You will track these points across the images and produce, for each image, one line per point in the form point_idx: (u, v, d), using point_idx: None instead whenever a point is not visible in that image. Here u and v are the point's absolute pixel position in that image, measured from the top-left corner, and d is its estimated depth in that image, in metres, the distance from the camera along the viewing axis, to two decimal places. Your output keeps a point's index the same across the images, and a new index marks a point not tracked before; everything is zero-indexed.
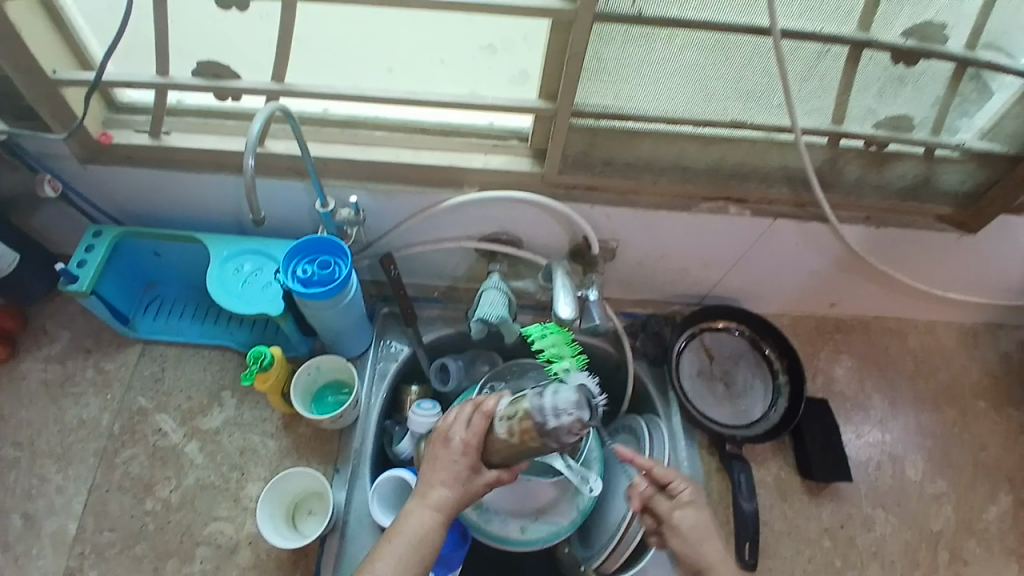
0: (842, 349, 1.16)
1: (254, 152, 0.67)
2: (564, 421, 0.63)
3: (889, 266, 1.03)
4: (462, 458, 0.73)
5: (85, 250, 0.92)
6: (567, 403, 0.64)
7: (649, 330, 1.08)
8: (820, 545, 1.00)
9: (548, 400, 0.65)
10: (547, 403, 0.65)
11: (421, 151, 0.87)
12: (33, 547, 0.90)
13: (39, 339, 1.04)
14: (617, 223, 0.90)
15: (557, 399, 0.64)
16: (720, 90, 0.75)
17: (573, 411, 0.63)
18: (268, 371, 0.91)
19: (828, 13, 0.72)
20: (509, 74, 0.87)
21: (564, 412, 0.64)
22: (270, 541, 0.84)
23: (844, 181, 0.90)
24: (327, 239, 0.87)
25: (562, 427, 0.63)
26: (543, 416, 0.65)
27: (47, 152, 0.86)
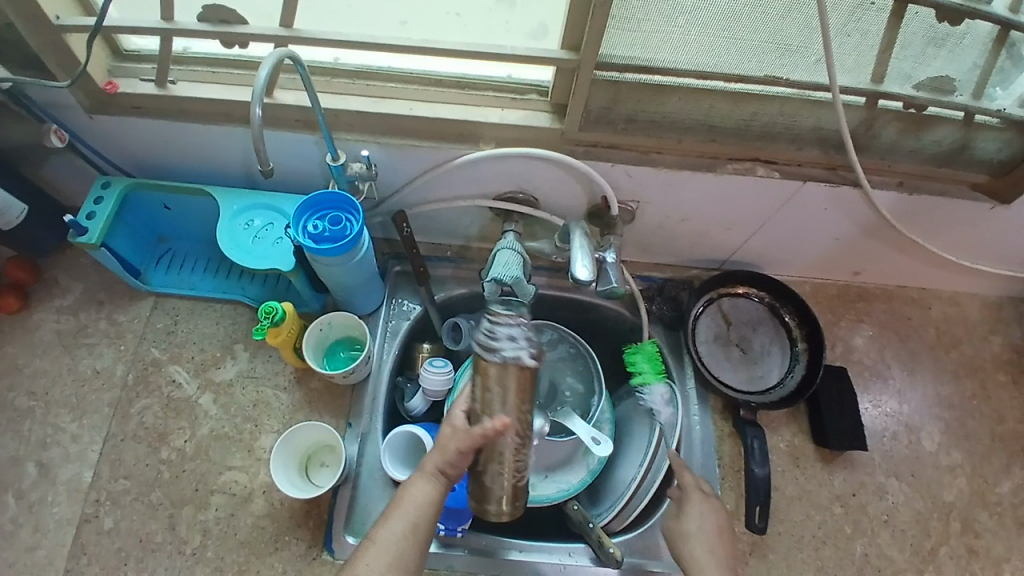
0: (863, 318, 1.14)
1: (261, 102, 0.65)
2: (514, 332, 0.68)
3: (918, 234, 1.00)
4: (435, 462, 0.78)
5: (94, 203, 0.90)
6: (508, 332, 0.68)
7: (666, 294, 1.06)
8: (831, 511, 0.99)
9: (500, 349, 0.67)
10: (506, 353, 0.67)
11: (434, 105, 0.84)
12: (48, 495, 0.92)
13: (50, 291, 1.04)
14: (639, 182, 0.87)
15: (507, 334, 0.68)
16: (754, 42, 0.71)
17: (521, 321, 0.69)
18: (279, 326, 0.89)
19: None
20: (528, 28, 0.82)
21: (519, 337, 0.68)
22: (281, 487, 0.85)
23: (878, 145, 0.86)
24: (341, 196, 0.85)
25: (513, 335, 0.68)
26: (511, 362, 0.67)
27: (54, 103, 0.85)
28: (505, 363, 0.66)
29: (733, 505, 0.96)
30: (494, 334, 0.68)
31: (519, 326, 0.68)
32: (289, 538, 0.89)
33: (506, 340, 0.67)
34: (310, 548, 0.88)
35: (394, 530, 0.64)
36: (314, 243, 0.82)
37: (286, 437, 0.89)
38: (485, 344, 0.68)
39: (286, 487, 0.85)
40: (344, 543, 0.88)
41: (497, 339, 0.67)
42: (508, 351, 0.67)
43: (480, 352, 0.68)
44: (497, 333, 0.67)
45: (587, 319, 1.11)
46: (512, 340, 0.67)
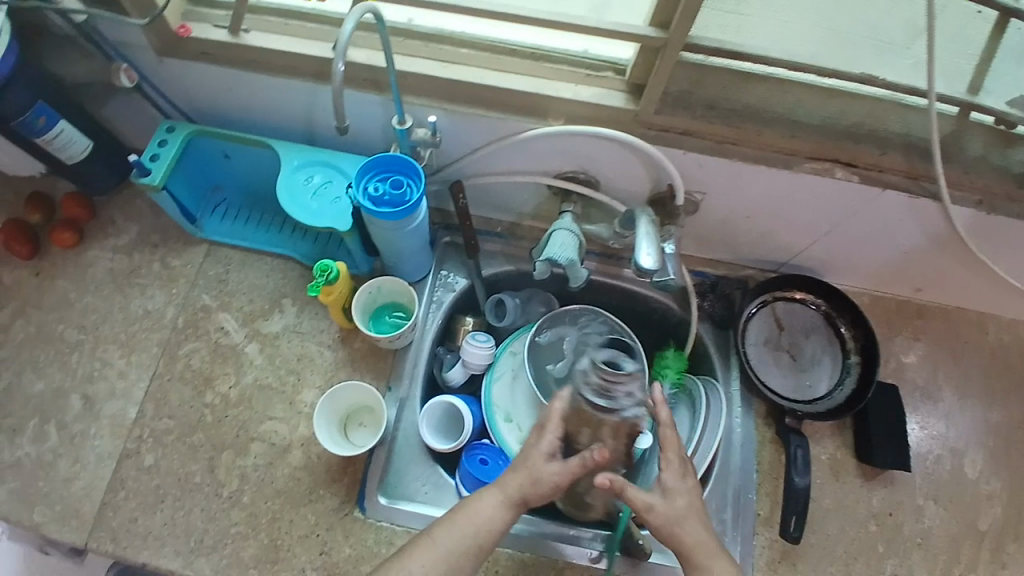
0: (919, 335, 1.10)
1: (344, 58, 0.64)
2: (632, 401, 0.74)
3: (989, 254, 0.95)
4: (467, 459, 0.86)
5: (159, 145, 0.91)
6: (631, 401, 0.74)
7: (719, 292, 1.04)
8: (865, 528, 0.97)
9: (622, 410, 0.74)
10: (626, 414, 0.74)
11: (506, 74, 0.81)
12: (92, 428, 0.94)
13: (107, 229, 1.05)
14: (709, 172, 0.84)
15: (626, 394, 0.73)
16: (853, 34, 0.68)
17: (636, 378, 0.74)
18: (333, 285, 0.89)
19: None
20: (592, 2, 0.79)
21: (636, 393, 0.74)
22: (319, 435, 0.86)
23: (965, 156, 0.81)
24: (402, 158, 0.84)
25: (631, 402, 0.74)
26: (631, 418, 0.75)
27: (124, 41, 0.84)
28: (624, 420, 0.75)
29: (767, 512, 0.94)
30: (612, 394, 0.73)
31: (634, 383, 0.74)
32: (324, 492, 0.90)
33: (625, 400, 0.73)
34: (344, 504, 0.89)
35: (445, 537, 0.69)
36: (375, 206, 0.82)
37: (335, 392, 0.91)
38: (606, 407, 0.73)
39: (322, 436, 0.86)
40: (376, 503, 0.88)
41: (618, 403, 0.73)
42: (628, 411, 0.74)
43: (598, 410, 0.74)
44: (618, 398, 0.73)
45: (633, 309, 1.09)
46: (631, 403, 0.73)
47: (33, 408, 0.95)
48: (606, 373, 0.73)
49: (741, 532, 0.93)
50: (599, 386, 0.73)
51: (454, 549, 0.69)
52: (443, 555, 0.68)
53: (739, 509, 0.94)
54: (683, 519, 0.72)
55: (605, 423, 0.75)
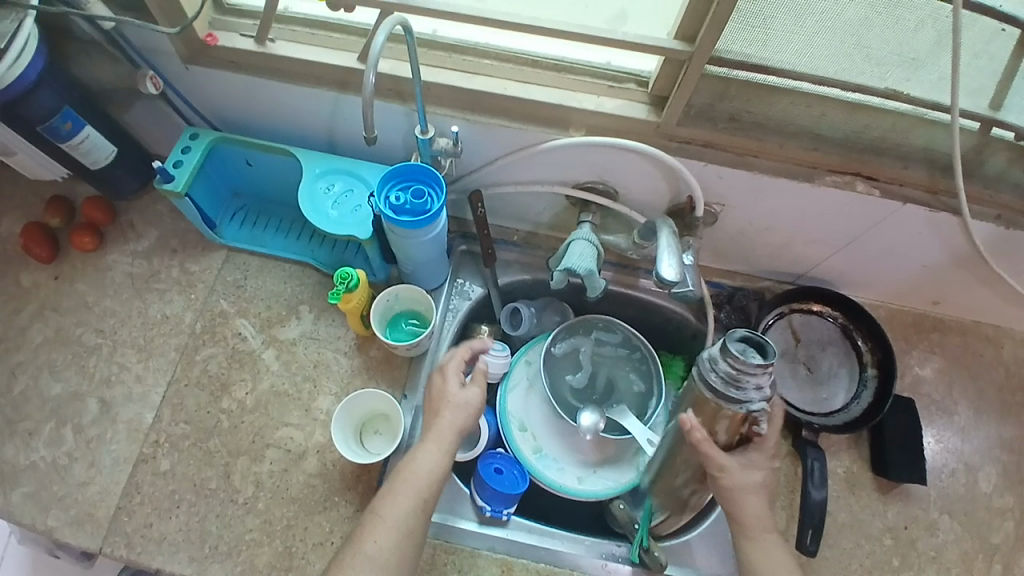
0: (935, 349, 1.09)
1: (375, 69, 0.65)
2: (758, 383, 0.63)
3: (1006, 269, 0.95)
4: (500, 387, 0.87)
5: (182, 152, 0.92)
6: (756, 384, 0.63)
7: (735, 303, 1.04)
8: (880, 542, 0.96)
9: (748, 403, 0.64)
10: (752, 406, 0.64)
11: (529, 85, 0.82)
12: (108, 432, 0.94)
13: (126, 234, 1.06)
14: (728, 184, 0.85)
15: (755, 386, 0.64)
16: (880, 51, 0.68)
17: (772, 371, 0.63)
18: (352, 293, 0.90)
19: None
20: (608, 13, 0.82)
21: (765, 386, 0.64)
22: (334, 439, 0.87)
23: (985, 172, 0.81)
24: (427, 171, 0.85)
25: (756, 387, 0.64)
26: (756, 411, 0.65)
27: (151, 48, 0.85)
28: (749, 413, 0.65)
29: (783, 525, 0.94)
30: (740, 385, 0.63)
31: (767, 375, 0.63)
32: (339, 500, 0.90)
33: (753, 393, 0.64)
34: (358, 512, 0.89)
35: (397, 510, 0.69)
36: (393, 212, 0.82)
37: (354, 399, 0.91)
38: (730, 396, 0.64)
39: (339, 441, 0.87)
40: None
41: (745, 396, 0.63)
42: (755, 404, 0.64)
43: (724, 399, 0.65)
44: (746, 388, 0.63)
45: (649, 319, 1.09)
46: (760, 399, 0.63)
47: (48, 412, 0.96)
48: (739, 363, 0.62)
49: None
50: (727, 375, 0.64)
51: (406, 525, 0.68)
52: (394, 531, 0.68)
53: None
54: (752, 493, 0.71)
55: (727, 412, 0.67)
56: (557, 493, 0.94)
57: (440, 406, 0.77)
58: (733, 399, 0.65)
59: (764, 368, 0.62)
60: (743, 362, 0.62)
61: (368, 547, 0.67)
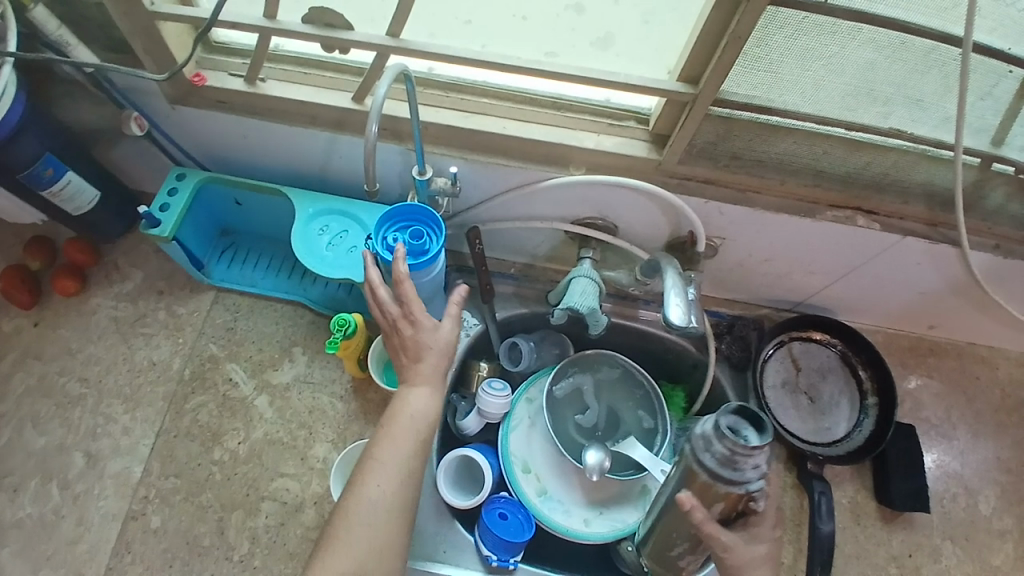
0: (932, 374, 1.09)
1: (378, 116, 0.64)
2: (755, 462, 0.60)
3: (1003, 295, 0.95)
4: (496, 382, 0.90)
5: (168, 194, 0.88)
6: (753, 463, 0.60)
7: (735, 333, 1.03)
8: (887, 573, 0.96)
9: (745, 483, 0.61)
10: (750, 485, 0.61)
11: (529, 124, 0.81)
12: (95, 487, 0.90)
13: (109, 277, 1.02)
14: (729, 219, 0.84)
15: (752, 465, 0.60)
16: (884, 92, 0.68)
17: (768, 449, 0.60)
18: (350, 340, 0.87)
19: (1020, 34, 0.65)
20: (592, 37, 0.83)
21: (762, 463, 0.61)
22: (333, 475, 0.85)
23: (984, 206, 0.81)
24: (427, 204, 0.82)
25: (753, 466, 0.60)
26: (755, 490, 0.62)
27: (136, 90, 0.82)
28: (747, 492, 0.62)
29: (792, 559, 0.93)
30: (736, 466, 0.60)
31: (764, 453, 0.60)
32: None
33: (750, 472, 0.60)
34: None
35: (393, 459, 0.67)
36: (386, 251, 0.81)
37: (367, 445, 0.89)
38: (727, 477, 0.61)
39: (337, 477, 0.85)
40: None
41: (743, 476, 0.60)
42: (753, 483, 0.61)
43: (723, 481, 0.61)
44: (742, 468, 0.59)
45: (648, 350, 1.08)
46: (759, 477, 0.60)
47: (33, 467, 0.91)
48: (733, 444, 0.59)
49: None
50: (723, 455, 0.60)
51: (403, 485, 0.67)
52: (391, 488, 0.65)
53: None
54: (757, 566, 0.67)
55: (722, 492, 0.63)
56: (563, 536, 0.92)
57: (420, 351, 0.72)
58: (729, 481, 0.61)
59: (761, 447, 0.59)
60: (734, 442, 0.59)
61: (371, 493, 0.65)
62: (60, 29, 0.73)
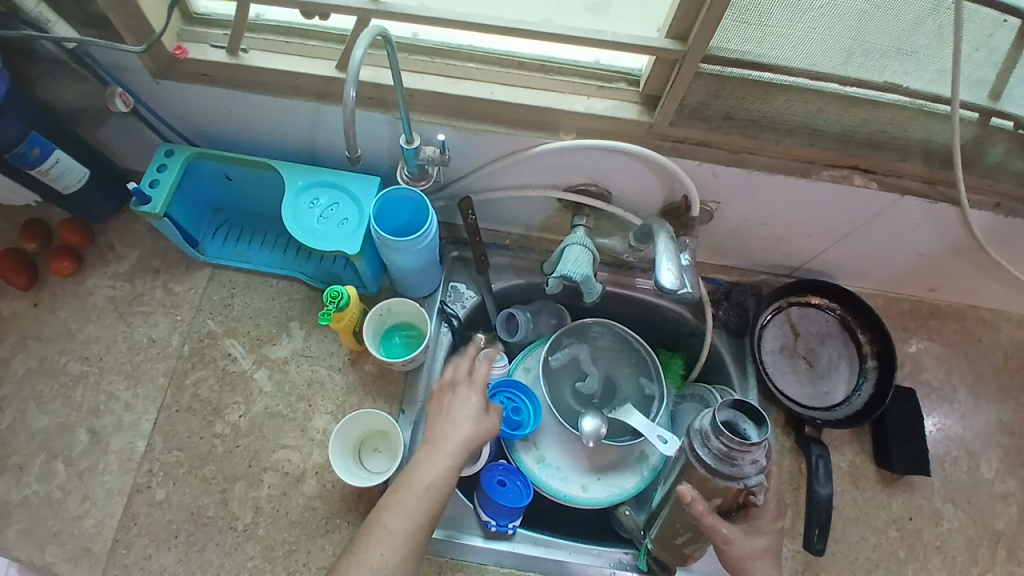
0: (933, 336, 1.08)
1: (355, 83, 0.63)
2: (752, 459, 0.66)
3: (1005, 255, 0.94)
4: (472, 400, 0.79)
5: (157, 170, 0.88)
6: (751, 460, 0.66)
7: (733, 300, 1.02)
8: (886, 534, 0.96)
9: (745, 477, 0.67)
10: (749, 480, 0.67)
11: (516, 89, 0.79)
12: (100, 463, 0.92)
13: (105, 256, 1.02)
14: (723, 182, 0.83)
15: (750, 461, 0.67)
16: (877, 45, 0.66)
17: (764, 446, 0.66)
18: (344, 312, 0.87)
19: None
20: (588, 3, 0.81)
21: (760, 458, 0.67)
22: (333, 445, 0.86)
23: (985, 161, 0.79)
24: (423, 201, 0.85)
25: (751, 462, 0.67)
26: (754, 486, 0.68)
27: (118, 64, 0.81)
28: (746, 487, 0.68)
29: (791, 522, 0.94)
30: (735, 461, 0.67)
31: (760, 450, 0.67)
32: (340, 521, 0.88)
33: (749, 468, 0.67)
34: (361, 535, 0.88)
35: None
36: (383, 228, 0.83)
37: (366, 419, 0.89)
38: (726, 472, 0.67)
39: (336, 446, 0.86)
40: None
41: (741, 470, 0.66)
42: (751, 477, 0.67)
43: (723, 476, 0.68)
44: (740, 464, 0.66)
45: (646, 318, 1.07)
46: (756, 472, 0.67)
47: (38, 444, 0.93)
48: (731, 442, 0.66)
49: None
50: (721, 452, 0.67)
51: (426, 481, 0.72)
52: None
53: None
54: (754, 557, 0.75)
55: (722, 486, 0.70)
56: (562, 501, 0.93)
57: None
58: (730, 476, 0.68)
59: (756, 444, 0.66)
60: (733, 442, 0.66)
61: None
62: (39, 6, 0.72)
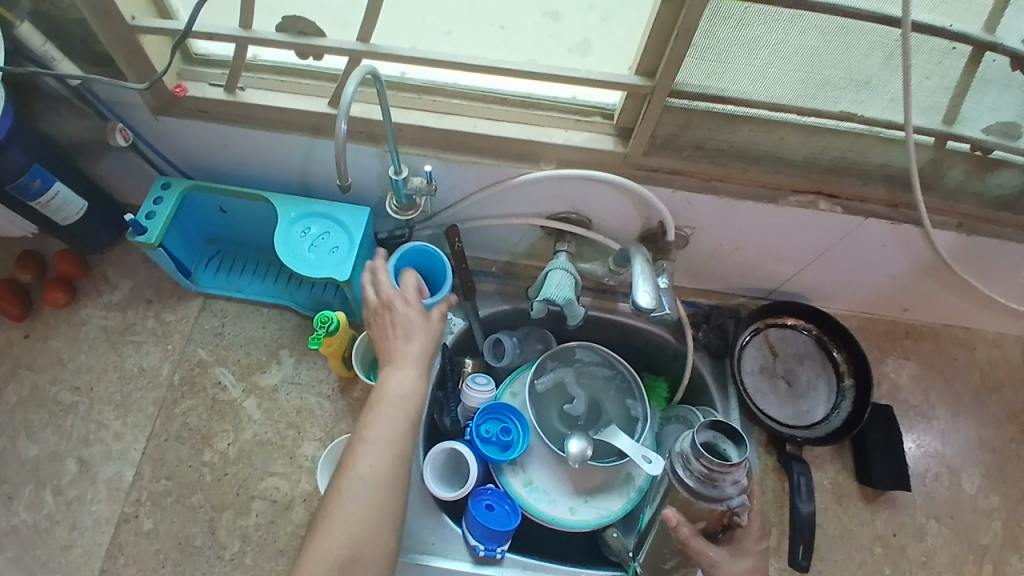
0: (909, 356, 1.11)
1: (347, 115, 0.66)
2: (733, 479, 0.67)
3: (972, 275, 0.98)
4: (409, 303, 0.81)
5: (153, 203, 0.91)
6: (733, 479, 0.67)
7: (712, 322, 1.05)
8: (871, 551, 0.97)
9: (727, 499, 0.67)
10: (732, 501, 0.67)
11: (498, 123, 0.84)
12: (88, 493, 0.92)
13: (99, 287, 1.04)
14: (697, 208, 0.87)
15: (731, 481, 0.67)
16: (831, 78, 0.71)
17: (744, 466, 0.67)
18: (333, 336, 0.89)
19: (960, 9, 0.67)
20: (571, 44, 0.86)
21: (740, 479, 0.68)
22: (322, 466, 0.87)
23: (944, 185, 0.84)
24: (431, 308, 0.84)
25: (732, 483, 0.67)
26: (736, 506, 0.68)
27: (119, 102, 0.85)
28: (729, 508, 0.68)
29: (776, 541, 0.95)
30: (716, 483, 0.67)
31: (741, 469, 0.67)
32: None
33: (731, 488, 0.67)
34: None
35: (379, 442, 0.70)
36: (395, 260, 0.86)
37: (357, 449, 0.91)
38: (708, 494, 0.67)
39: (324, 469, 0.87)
40: None
41: (723, 491, 0.67)
42: (733, 498, 0.68)
43: (705, 499, 0.68)
44: (722, 484, 0.67)
45: (629, 342, 1.10)
46: (738, 493, 0.67)
47: (26, 474, 0.93)
48: (711, 463, 0.66)
49: None
50: (702, 473, 0.67)
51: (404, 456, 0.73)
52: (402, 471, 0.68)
53: None
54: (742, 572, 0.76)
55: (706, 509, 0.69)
56: (550, 524, 0.94)
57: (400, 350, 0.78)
58: (713, 499, 0.68)
59: (736, 464, 0.66)
60: (712, 462, 0.66)
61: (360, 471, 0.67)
62: (46, 44, 0.76)
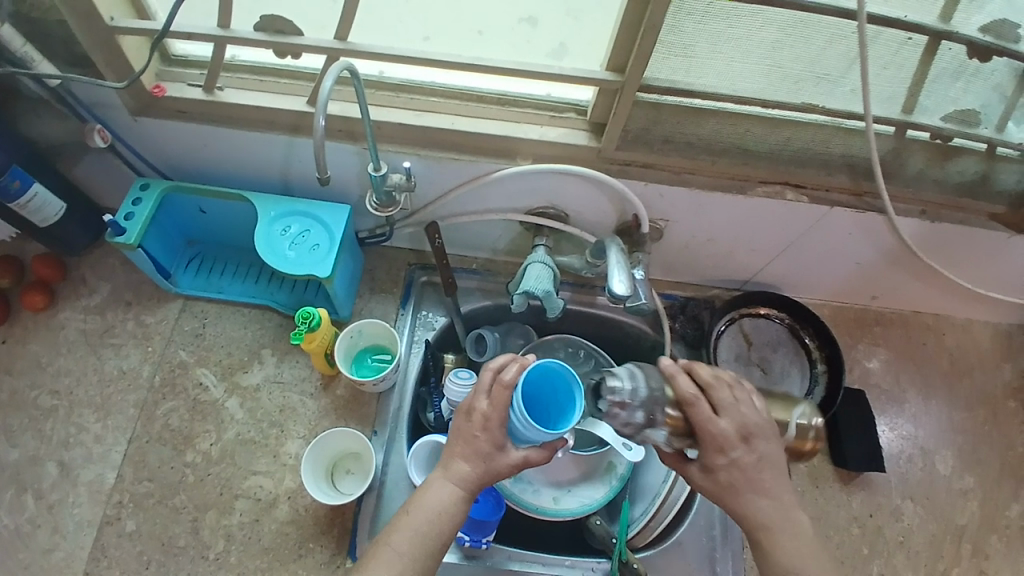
0: (880, 342, 1.15)
1: (325, 111, 0.67)
2: (624, 402, 0.77)
3: (938, 262, 1.01)
4: (483, 432, 0.72)
5: (132, 203, 0.91)
6: (626, 401, 0.77)
7: (688, 313, 1.09)
8: (848, 533, 1.00)
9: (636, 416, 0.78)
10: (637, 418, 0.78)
11: (476, 120, 0.86)
12: (70, 496, 0.91)
13: (77, 290, 1.04)
14: (671, 201, 0.90)
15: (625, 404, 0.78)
16: (794, 71, 0.74)
17: (624, 388, 0.77)
18: (315, 332, 0.90)
19: (915, 1, 0.70)
20: (547, 49, 0.88)
21: (632, 397, 0.77)
22: (307, 463, 0.87)
23: (906, 172, 0.88)
24: (514, 445, 0.74)
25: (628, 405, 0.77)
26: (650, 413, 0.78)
27: (98, 103, 0.85)
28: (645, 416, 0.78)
29: None
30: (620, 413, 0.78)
31: (626, 391, 0.77)
32: (313, 545, 0.89)
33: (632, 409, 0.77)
34: (334, 556, 0.88)
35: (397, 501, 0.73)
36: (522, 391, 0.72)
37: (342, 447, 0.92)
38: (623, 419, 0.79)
39: (309, 464, 0.87)
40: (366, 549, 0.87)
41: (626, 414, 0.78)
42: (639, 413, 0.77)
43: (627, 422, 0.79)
44: (619, 411, 0.79)
45: (610, 336, 1.12)
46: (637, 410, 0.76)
47: (6, 479, 0.92)
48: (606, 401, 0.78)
49: (732, 550, 0.93)
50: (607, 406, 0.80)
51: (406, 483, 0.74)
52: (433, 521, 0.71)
53: (727, 528, 0.94)
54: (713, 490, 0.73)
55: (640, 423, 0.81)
56: (534, 514, 0.95)
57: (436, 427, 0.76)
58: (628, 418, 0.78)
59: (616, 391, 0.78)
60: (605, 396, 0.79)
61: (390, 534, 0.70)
62: (25, 46, 0.76)
